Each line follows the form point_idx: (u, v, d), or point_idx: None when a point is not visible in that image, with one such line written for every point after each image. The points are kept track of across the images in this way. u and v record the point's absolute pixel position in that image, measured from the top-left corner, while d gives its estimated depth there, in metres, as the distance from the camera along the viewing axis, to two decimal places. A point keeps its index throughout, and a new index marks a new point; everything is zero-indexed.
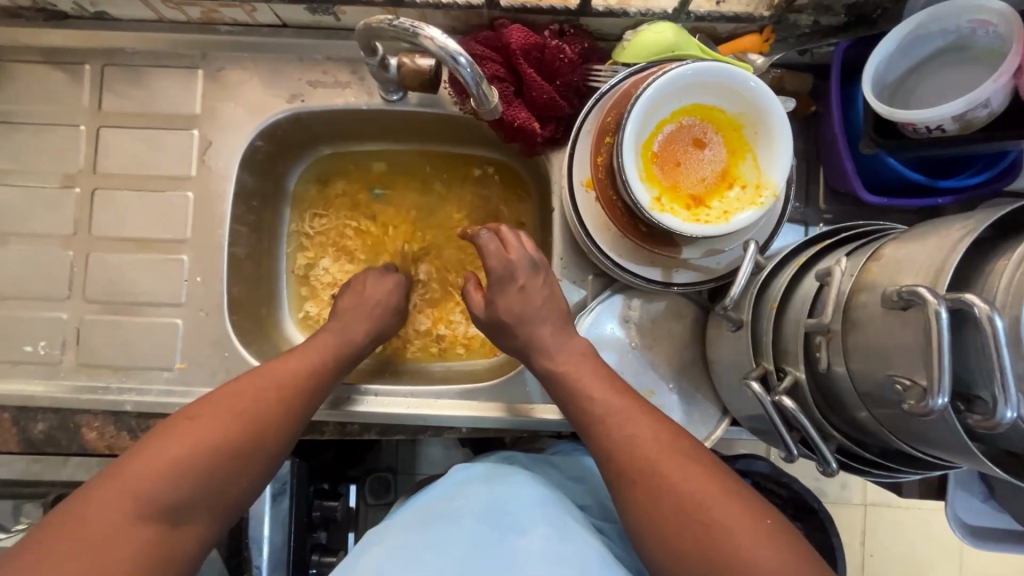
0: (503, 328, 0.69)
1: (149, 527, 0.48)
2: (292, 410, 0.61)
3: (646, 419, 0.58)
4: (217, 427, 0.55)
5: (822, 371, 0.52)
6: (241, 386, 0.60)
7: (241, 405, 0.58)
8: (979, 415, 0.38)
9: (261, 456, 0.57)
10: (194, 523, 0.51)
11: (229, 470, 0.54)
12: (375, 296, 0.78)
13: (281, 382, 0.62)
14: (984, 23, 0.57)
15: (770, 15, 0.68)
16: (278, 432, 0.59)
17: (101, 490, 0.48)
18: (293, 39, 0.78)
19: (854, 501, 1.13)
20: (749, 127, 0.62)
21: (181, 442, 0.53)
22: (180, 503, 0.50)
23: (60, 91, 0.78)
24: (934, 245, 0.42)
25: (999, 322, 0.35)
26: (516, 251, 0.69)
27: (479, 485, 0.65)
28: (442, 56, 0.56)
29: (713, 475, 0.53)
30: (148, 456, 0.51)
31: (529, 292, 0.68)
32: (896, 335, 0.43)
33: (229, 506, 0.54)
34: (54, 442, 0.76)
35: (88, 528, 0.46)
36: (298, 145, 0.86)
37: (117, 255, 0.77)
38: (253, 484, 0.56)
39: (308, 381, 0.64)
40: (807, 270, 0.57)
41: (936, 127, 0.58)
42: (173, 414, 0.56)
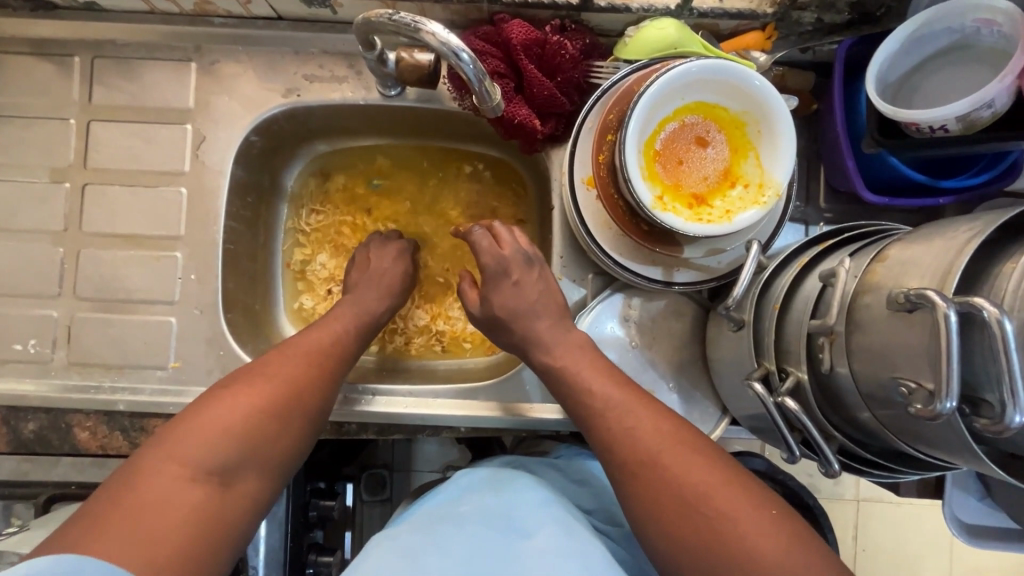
0: (498, 325, 0.69)
1: (202, 487, 0.49)
2: (324, 375, 0.62)
3: (649, 419, 0.58)
4: (254, 393, 0.55)
5: (824, 372, 0.52)
6: (273, 357, 0.60)
7: (276, 371, 0.58)
8: (986, 419, 0.38)
9: (301, 417, 0.57)
10: (246, 482, 0.52)
11: (271, 432, 0.54)
12: (389, 270, 0.77)
13: (310, 351, 0.63)
14: (988, 22, 0.57)
15: (773, 12, 0.67)
16: (314, 396, 0.59)
17: (153, 458, 0.49)
18: (288, 32, 0.77)
19: (848, 497, 1.14)
20: (752, 125, 0.61)
21: (222, 408, 0.53)
22: (229, 463, 0.51)
23: (49, 84, 0.76)
24: (941, 248, 0.42)
25: (1008, 326, 0.34)
26: (509, 247, 0.69)
27: (484, 489, 0.65)
28: (443, 52, 0.55)
29: (714, 465, 0.53)
30: (192, 423, 0.52)
31: (523, 287, 0.67)
32: (902, 337, 0.42)
33: (275, 466, 0.55)
34: (45, 442, 0.75)
35: (141, 493, 0.46)
36: (294, 140, 0.84)
37: (109, 252, 0.76)
38: (296, 444, 0.57)
39: (335, 349, 0.65)
40: (809, 270, 0.57)
41: (940, 127, 0.58)
42: (209, 385, 0.56)
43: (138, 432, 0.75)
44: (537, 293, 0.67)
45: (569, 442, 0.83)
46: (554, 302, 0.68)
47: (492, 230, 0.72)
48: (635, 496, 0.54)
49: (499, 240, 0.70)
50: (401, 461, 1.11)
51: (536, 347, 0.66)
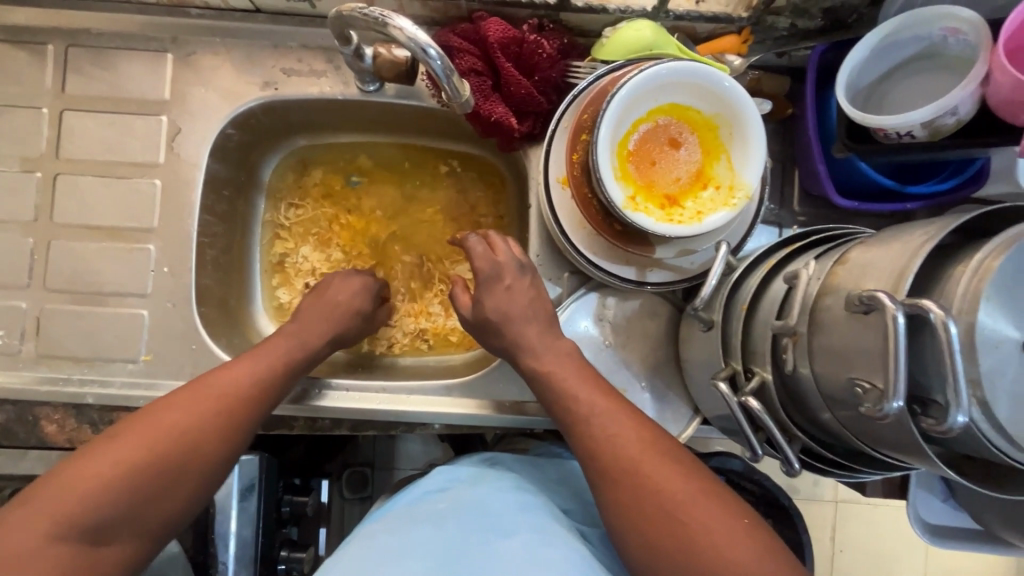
0: (489, 328, 0.68)
1: (67, 546, 0.48)
2: (230, 424, 0.59)
3: (617, 417, 0.58)
4: (141, 445, 0.54)
5: (788, 372, 0.53)
6: (177, 402, 0.58)
7: (175, 420, 0.56)
8: (934, 419, 0.39)
9: (194, 473, 0.55)
10: (118, 542, 0.51)
11: (155, 488, 0.53)
12: (345, 303, 0.76)
13: (219, 396, 0.60)
14: (954, 31, 0.58)
15: (748, 16, 0.68)
16: (212, 449, 0.57)
17: (23, 510, 0.49)
18: (266, 25, 0.76)
19: (825, 497, 1.16)
20: (724, 128, 0.62)
21: (102, 461, 0.52)
22: (98, 522, 0.50)
23: (21, 71, 0.75)
24: (897, 250, 0.43)
25: (953, 328, 0.35)
26: (504, 254, 0.69)
27: (463, 488, 0.66)
28: (412, 48, 0.55)
29: (689, 472, 0.54)
30: (71, 474, 0.51)
31: (517, 294, 0.67)
32: (859, 338, 0.43)
33: (157, 521, 0.54)
34: (11, 434, 0.74)
35: (3, 549, 0.47)
36: (272, 134, 0.84)
37: (81, 243, 0.75)
38: (186, 500, 0.56)
39: (251, 392, 0.62)
40: (777, 271, 0.57)
41: (906, 133, 0.59)
42: (109, 428, 0.55)
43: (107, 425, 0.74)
44: (529, 300, 0.67)
45: (549, 442, 0.82)
46: (545, 310, 0.68)
47: (488, 239, 0.72)
48: (615, 500, 0.55)
49: (495, 247, 0.70)
50: (382, 459, 1.11)
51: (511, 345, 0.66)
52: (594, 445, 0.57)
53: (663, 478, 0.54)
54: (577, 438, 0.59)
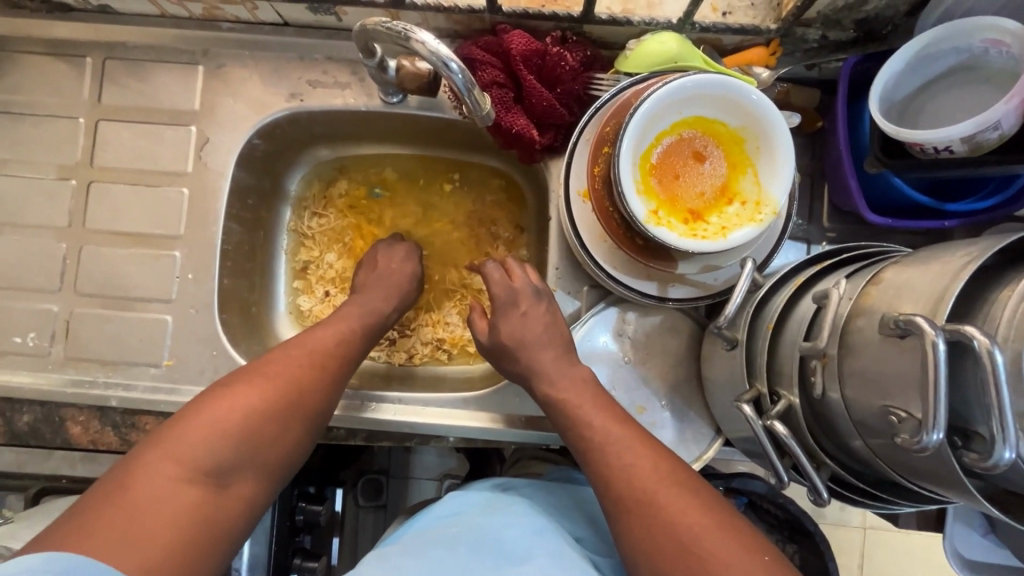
0: (505, 353, 0.68)
1: (197, 486, 0.49)
2: (327, 375, 0.61)
3: (635, 443, 0.57)
4: (254, 392, 0.55)
5: (817, 396, 0.50)
6: (275, 355, 0.60)
7: (278, 371, 0.58)
8: (976, 454, 0.36)
9: (301, 419, 0.57)
10: (242, 485, 0.52)
11: (270, 431, 0.55)
12: (398, 270, 0.77)
13: (313, 350, 0.62)
14: (996, 42, 0.55)
15: (777, 28, 0.66)
16: (316, 397, 0.59)
17: (147, 456, 0.49)
18: (294, 38, 0.77)
19: (854, 524, 1.11)
20: (751, 141, 0.60)
21: (215, 411, 0.53)
22: (222, 464, 0.51)
23: (62, 83, 0.78)
24: (936, 272, 0.41)
25: (998, 357, 0.33)
26: (521, 281, 0.69)
27: (475, 513, 0.65)
28: (434, 62, 0.55)
29: (704, 504, 0.52)
30: (187, 424, 0.52)
31: (531, 319, 0.67)
32: (895, 365, 0.41)
33: (274, 465, 0.55)
34: (39, 435, 0.75)
35: (136, 490, 0.47)
36: (297, 144, 0.85)
37: (110, 249, 0.77)
38: (295, 447, 0.57)
39: (343, 346, 0.65)
40: (805, 290, 0.55)
41: (945, 148, 0.56)
42: (211, 383, 0.57)
43: (128, 428, 0.75)
44: (545, 326, 0.67)
45: (566, 468, 0.81)
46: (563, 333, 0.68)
47: (506, 266, 0.72)
48: (628, 529, 0.53)
49: (512, 273, 0.70)
50: (398, 469, 1.11)
51: (541, 375, 0.65)
52: (612, 465, 0.56)
53: (682, 507, 0.52)
54: (594, 459, 0.58)
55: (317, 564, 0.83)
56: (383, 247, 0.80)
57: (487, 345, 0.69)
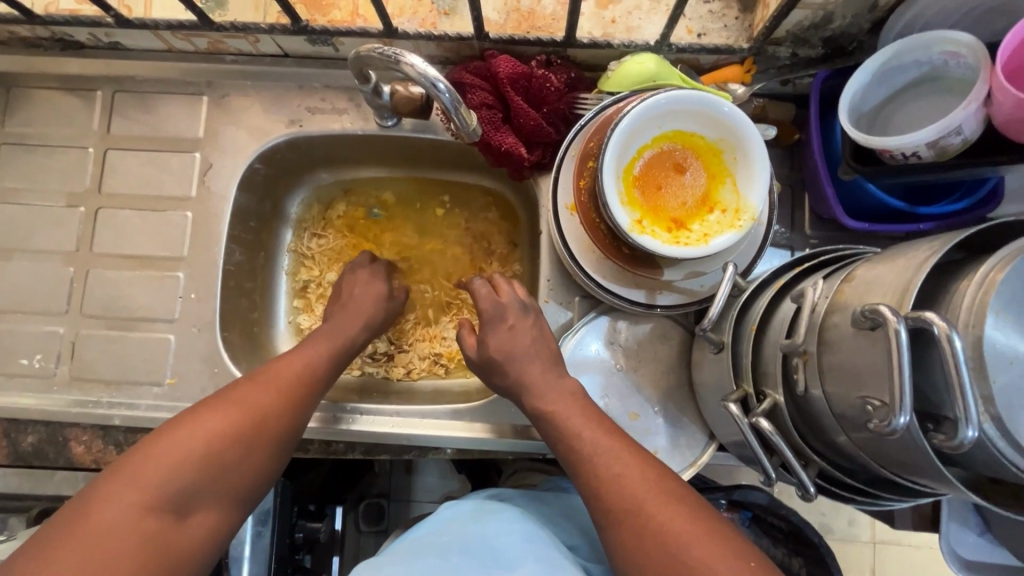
0: (493, 366, 0.69)
1: (157, 514, 0.50)
2: (292, 404, 0.63)
3: (630, 460, 0.58)
4: (220, 421, 0.57)
5: (800, 393, 0.52)
6: (241, 385, 0.62)
7: (245, 399, 0.60)
8: (944, 435, 0.38)
9: (262, 449, 0.58)
10: (201, 515, 0.53)
11: (229, 462, 0.56)
12: (364, 297, 0.78)
13: (280, 379, 0.64)
14: (954, 54, 0.59)
15: (749, 47, 0.70)
16: (279, 425, 0.61)
17: (107, 488, 0.50)
18: (293, 68, 0.81)
19: (863, 538, 1.10)
20: (728, 152, 0.63)
21: (178, 440, 0.54)
22: (185, 492, 0.52)
23: (72, 116, 0.82)
24: (901, 265, 0.43)
25: (957, 339, 0.35)
26: (506, 295, 0.72)
27: (467, 521, 0.66)
28: (423, 83, 0.58)
29: (695, 515, 0.53)
30: (152, 451, 0.53)
31: (519, 331, 0.69)
32: (867, 355, 0.43)
33: (235, 495, 0.56)
34: (42, 455, 0.76)
35: (95, 521, 0.48)
36: (296, 169, 0.89)
37: (116, 272, 0.79)
38: (259, 475, 0.58)
39: (308, 375, 0.66)
40: (786, 291, 0.58)
41: (912, 153, 0.59)
42: (179, 412, 0.58)
43: (130, 447, 0.76)
44: (533, 339, 0.69)
45: (558, 477, 0.82)
46: (550, 348, 0.69)
47: (494, 282, 0.75)
48: (620, 543, 0.54)
49: (499, 289, 0.73)
50: (399, 491, 1.11)
51: (526, 386, 0.66)
52: (605, 476, 0.57)
53: (673, 523, 0.52)
54: (588, 461, 0.59)
55: None
56: (357, 272, 0.82)
57: (476, 358, 0.71)
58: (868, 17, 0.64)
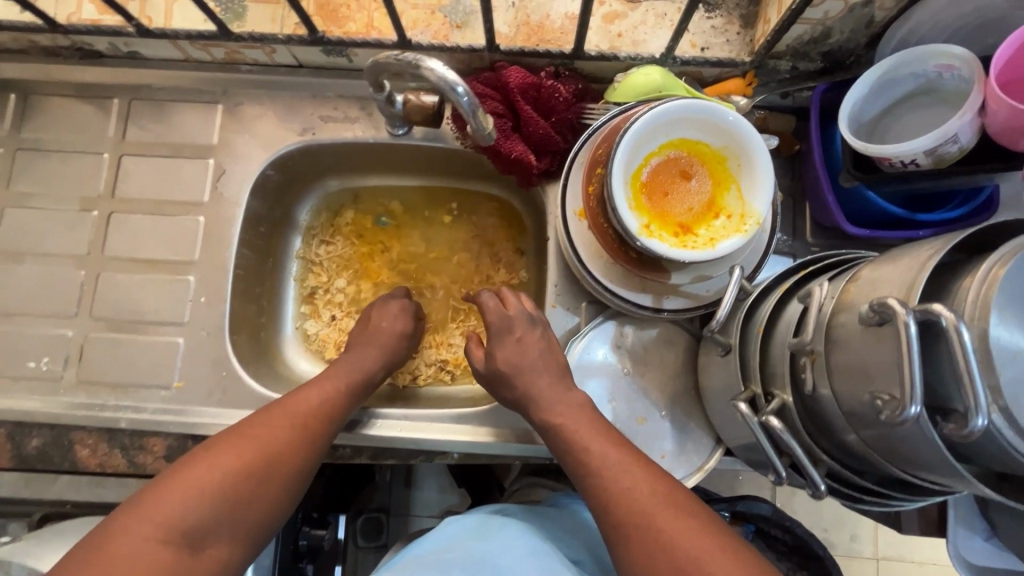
0: (501, 379, 0.70)
1: (171, 548, 0.50)
2: (308, 439, 0.63)
3: (638, 472, 0.58)
4: (237, 454, 0.57)
5: (808, 392, 0.53)
6: (259, 418, 0.62)
7: (263, 433, 0.61)
8: (954, 424, 0.39)
9: (277, 483, 0.59)
10: (214, 550, 0.53)
11: (244, 495, 0.56)
12: (389, 329, 0.80)
13: (297, 412, 0.65)
14: (948, 67, 0.61)
15: (751, 61, 0.73)
16: (295, 460, 0.61)
17: (124, 521, 0.50)
18: (307, 78, 0.83)
19: (867, 555, 1.10)
20: (732, 160, 0.65)
21: (196, 472, 0.55)
22: (200, 526, 0.52)
23: (89, 123, 0.84)
24: (907, 264, 0.44)
25: (964, 330, 0.37)
26: (514, 308, 0.73)
27: (471, 537, 0.66)
28: (442, 87, 0.59)
29: (706, 529, 0.53)
30: (170, 483, 0.54)
31: (526, 344, 0.70)
32: (876, 350, 0.44)
33: (247, 532, 0.56)
34: (46, 459, 0.75)
35: (110, 554, 0.48)
36: (307, 176, 0.90)
37: (126, 275, 0.80)
38: (271, 511, 0.58)
39: (325, 407, 0.67)
40: (792, 293, 0.59)
41: (911, 161, 0.61)
42: (198, 445, 0.58)
43: (136, 451, 0.75)
44: (539, 353, 0.69)
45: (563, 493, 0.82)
46: (554, 358, 0.70)
47: (501, 295, 0.76)
48: (629, 554, 0.54)
49: (506, 301, 0.74)
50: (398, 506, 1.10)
51: (532, 398, 0.67)
52: (614, 490, 0.57)
53: (681, 538, 0.52)
54: (598, 462, 0.60)
55: None
56: (389, 303, 0.83)
57: (483, 372, 0.71)
58: (864, 33, 0.67)
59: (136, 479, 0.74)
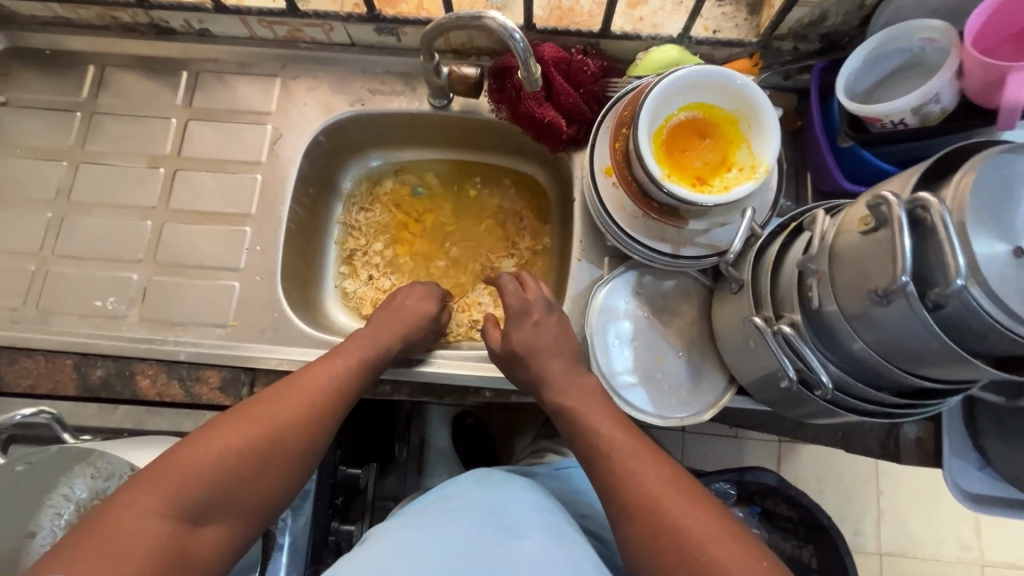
0: (516, 359, 0.77)
1: (174, 521, 0.52)
2: (315, 419, 0.65)
3: (648, 459, 0.62)
4: (242, 432, 0.59)
5: (815, 309, 0.60)
6: (269, 398, 0.64)
7: (270, 412, 0.62)
8: (938, 290, 0.47)
9: (279, 461, 0.60)
10: (215, 526, 0.55)
11: (246, 473, 0.58)
12: (413, 307, 0.84)
13: (307, 392, 0.66)
14: (931, 40, 0.71)
15: (757, 42, 0.82)
16: (301, 439, 0.63)
17: (129, 492, 0.52)
18: (359, 55, 0.92)
19: (871, 550, 1.26)
20: (744, 121, 0.74)
21: (202, 448, 0.57)
22: (203, 501, 0.54)
23: (160, 91, 0.93)
24: (899, 180, 0.52)
25: (945, 211, 0.45)
26: (532, 293, 0.80)
27: (477, 491, 0.71)
28: (501, 33, 0.68)
29: (710, 512, 0.57)
30: (176, 457, 0.56)
31: (542, 327, 0.77)
32: (873, 250, 0.51)
33: (247, 509, 0.58)
34: (109, 388, 0.80)
35: (114, 523, 0.50)
36: (352, 147, 0.99)
37: (189, 226, 0.87)
38: (274, 488, 0.60)
39: (335, 388, 0.69)
40: (797, 230, 0.67)
41: (900, 122, 0.70)
42: (207, 421, 0.61)
43: (193, 381, 0.80)
44: (554, 336, 0.77)
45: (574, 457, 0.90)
46: (568, 344, 0.77)
47: (520, 279, 0.84)
48: (634, 533, 0.58)
49: (525, 287, 0.81)
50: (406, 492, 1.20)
51: (546, 380, 0.74)
52: (621, 471, 0.62)
53: (686, 521, 0.56)
54: None
55: (353, 527, 0.89)
56: (414, 287, 0.88)
57: (500, 353, 0.78)
58: (857, 15, 0.77)
59: (191, 408, 0.80)
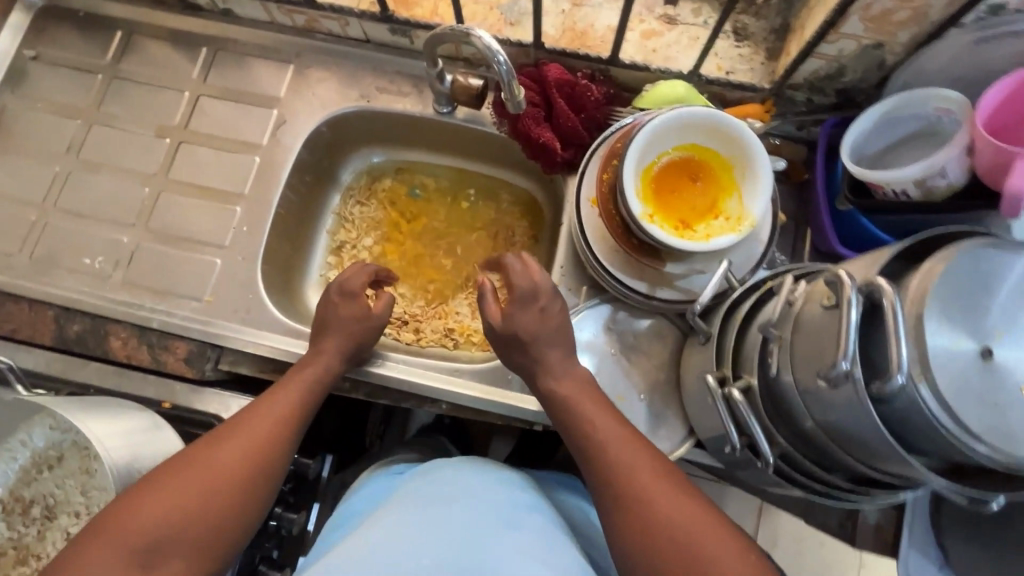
0: (515, 344, 0.72)
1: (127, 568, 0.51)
2: (266, 446, 0.64)
3: (643, 456, 0.60)
4: (189, 471, 0.58)
5: (772, 376, 0.57)
6: (217, 433, 0.63)
7: (217, 447, 0.61)
8: (881, 382, 0.44)
9: (231, 492, 0.59)
10: (173, 563, 0.54)
11: (194, 512, 0.56)
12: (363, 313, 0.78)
13: (253, 420, 0.65)
14: (946, 110, 0.67)
15: (770, 88, 0.79)
16: (250, 467, 0.62)
17: (78, 548, 0.52)
18: (372, 52, 0.93)
19: None
20: (737, 169, 0.71)
21: (149, 492, 0.56)
22: (155, 543, 0.54)
23: (178, 64, 0.95)
24: (870, 259, 0.49)
25: (897, 302, 0.42)
26: (541, 276, 0.73)
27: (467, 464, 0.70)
28: (485, 54, 0.68)
29: (709, 519, 0.55)
30: (124, 505, 0.55)
31: (550, 314, 0.72)
32: (828, 327, 0.49)
33: (206, 545, 0.57)
34: (82, 343, 0.83)
35: None
36: (356, 140, 1.00)
37: (185, 198, 0.90)
38: (233, 520, 0.59)
39: (284, 411, 0.68)
40: (771, 290, 0.64)
41: (902, 191, 0.67)
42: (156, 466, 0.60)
43: (161, 350, 0.82)
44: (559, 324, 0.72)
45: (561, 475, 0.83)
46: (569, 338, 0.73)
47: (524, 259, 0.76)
48: (630, 536, 0.56)
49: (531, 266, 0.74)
50: None
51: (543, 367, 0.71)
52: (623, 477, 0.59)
53: (688, 529, 0.54)
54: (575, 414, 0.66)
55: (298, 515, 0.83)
56: (351, 276, 0.81)
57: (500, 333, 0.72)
58: (875, 75, 0.73)
59: (156, 374, 0.81)
